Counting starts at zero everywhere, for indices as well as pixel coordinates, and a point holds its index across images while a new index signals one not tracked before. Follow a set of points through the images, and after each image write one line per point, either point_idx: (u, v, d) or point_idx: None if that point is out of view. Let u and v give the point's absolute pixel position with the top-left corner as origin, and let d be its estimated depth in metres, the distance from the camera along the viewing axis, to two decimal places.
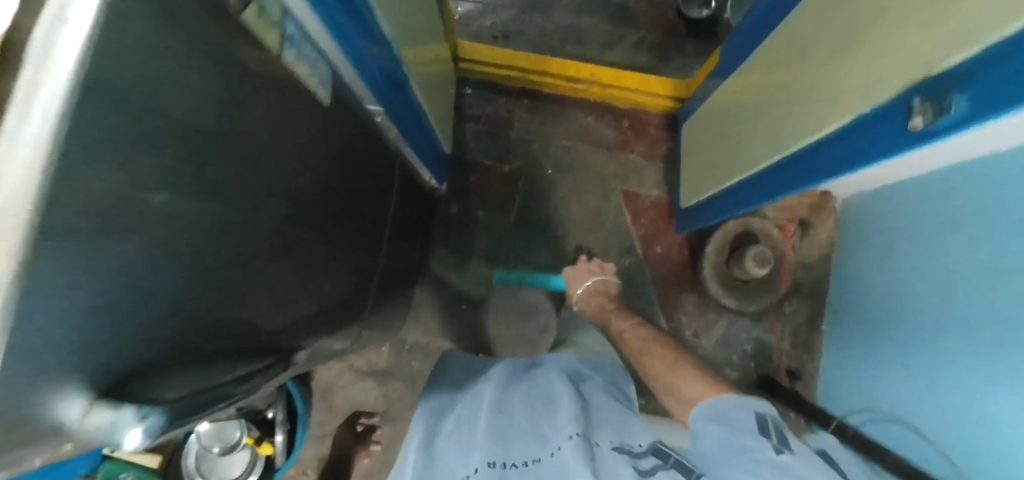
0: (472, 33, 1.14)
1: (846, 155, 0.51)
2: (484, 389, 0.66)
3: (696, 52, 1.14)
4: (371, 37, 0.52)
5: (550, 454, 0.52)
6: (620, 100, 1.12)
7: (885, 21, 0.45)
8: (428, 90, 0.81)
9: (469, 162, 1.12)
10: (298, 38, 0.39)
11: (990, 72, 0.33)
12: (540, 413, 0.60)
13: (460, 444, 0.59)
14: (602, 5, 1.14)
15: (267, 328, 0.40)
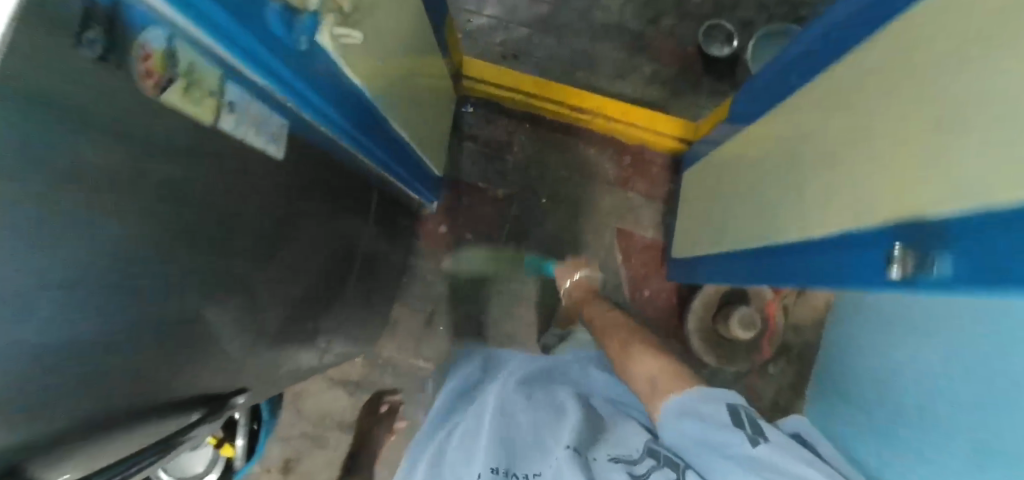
0: (481, 49, 1.12)
1: (818, 268, 0.45)
2: (489, 392, 0.71)
3: (709, 92, 1.11)
4: (344, 92, 0.49)
5: (551, 464, 0.60)
6: (623, 134, 1.09)
7: (886, 131, 0.38)
8: (417, 117, 0.80)
9: (463, 183, 1.11)
10: (240, 103, 0.35)
11: (972, 240, 0.28)
12: (541, 423, 0.66)
13: (467, 443, 0.64)
14: (619, 31, 1.10)
15: (203, 378, 0.44)
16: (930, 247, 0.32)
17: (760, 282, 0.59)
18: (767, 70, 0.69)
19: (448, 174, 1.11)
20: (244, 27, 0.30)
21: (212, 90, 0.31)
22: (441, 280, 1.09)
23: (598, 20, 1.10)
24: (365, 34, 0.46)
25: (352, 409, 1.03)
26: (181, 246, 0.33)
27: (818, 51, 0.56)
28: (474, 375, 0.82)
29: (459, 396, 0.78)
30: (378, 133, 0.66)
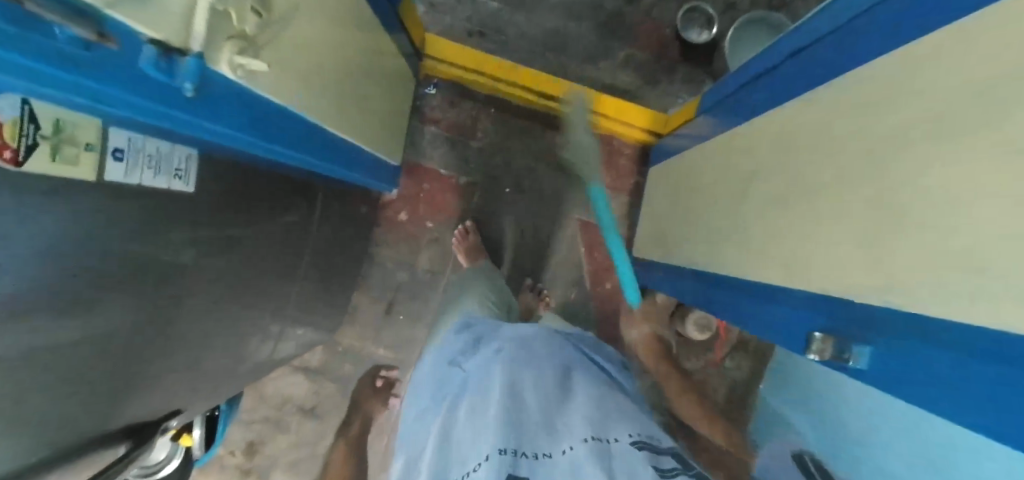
0: (446, 25, 1.05)
1: (767, 313, 0.48)
2: (491, 370, 0.60)
3: (685, 81, 1.07)
4: (270, 114, 0.49)
5: (565, 450, 0.48)
6: (593, 124, 1.05)
7: (830, 194, 0.39)
8: (360, 109, 0.75)
9: (424, 169, 1.07)
10: (130, 148, 0.37)
11: (902, 342, 0.31)
12: (551, 404, 0.54)
13: (469, 427, 0.53)
14: (593, 11, 1.04)
15: (91, 412, 0.44)
16: (848, 339, 0.37)
17: (707, 307, 0.63)
18: (744, 75, 0.68)
19: (409, 160, 1.06)
20: (133, 87, 0.30)
21: (88, 143, 0.33)
22: (401, 268, 1.07)
23: None
24: (272, 57, 0.46)
25: (313, 395, 1.05)
26: (26, 296, 0.31)
27: (781, 73, 0.56)
28: (468, 348, 0.72)
29: (452, 371, 0.68)
30: (320, 142, 0.63)
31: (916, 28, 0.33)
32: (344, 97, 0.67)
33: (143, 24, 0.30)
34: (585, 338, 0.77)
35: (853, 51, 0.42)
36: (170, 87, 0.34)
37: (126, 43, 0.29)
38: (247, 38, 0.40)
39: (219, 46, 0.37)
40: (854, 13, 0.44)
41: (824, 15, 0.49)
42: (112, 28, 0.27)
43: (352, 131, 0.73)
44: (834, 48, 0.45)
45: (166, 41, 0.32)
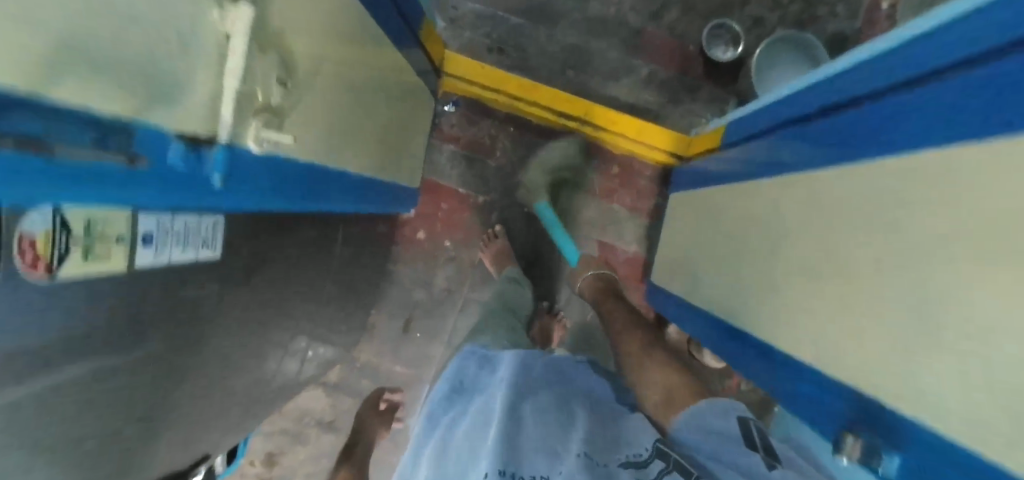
0: (464, 41, 1.03)
1: (792, 388, 0.48)
2: (494, 393, 0.61)
3: (709, 100, 1.03)
4: (298, 175, 0.49)
5: (559, 469, 0.46)
6: (612, 143, 1.01)
7: (863, 276, 0.38)
8: (379, 141, 0.73)
9: (440, 187, 1.05)
10: (158, 230, 0.36)
11: (932, 462, 0.30)
12: (549, 422, 0.53)
13: (469, 446, 0.53)
14: (614, 27, 1.01)
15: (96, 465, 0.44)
16: (876, 443, 0.36)
17: (730, 358, 0.62)
18: (774, 115, 0.66)
19: (425, 179, 1.05)
20: (162, 187, 0.30)
21: (117, 236, 0.32)
22: (417, 287, 1.06)
23: (594, 12, 1.01)
24: (296, 119, 0.45)
25: (331, 409, 1.07)
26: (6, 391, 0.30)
27: (811, 125, 0.55)
28: (473, 367, 0.72)
29: (455, 391, 0.69)
30: (345, 184, 0.63)
31: (950, 119, 0.33)
32: (364, 133, 0.66)
33: (172, 122, 0.30)
34: (586, 365, 0.73)
35: (889, 121, 0.41)
36: (202, 181, 0.34)
37: (155, 150, 0.29)
38: (274, 110, 0.40)
39: (247, 123, 0.37)
40: (893, 82, 0.43)
41: (863, 73, 0.48)
42: (141, 143, 0.28)
43: (370, 164, 0.72)
44: (869, 112, 0.45)
45: (195, 135, 0.32)
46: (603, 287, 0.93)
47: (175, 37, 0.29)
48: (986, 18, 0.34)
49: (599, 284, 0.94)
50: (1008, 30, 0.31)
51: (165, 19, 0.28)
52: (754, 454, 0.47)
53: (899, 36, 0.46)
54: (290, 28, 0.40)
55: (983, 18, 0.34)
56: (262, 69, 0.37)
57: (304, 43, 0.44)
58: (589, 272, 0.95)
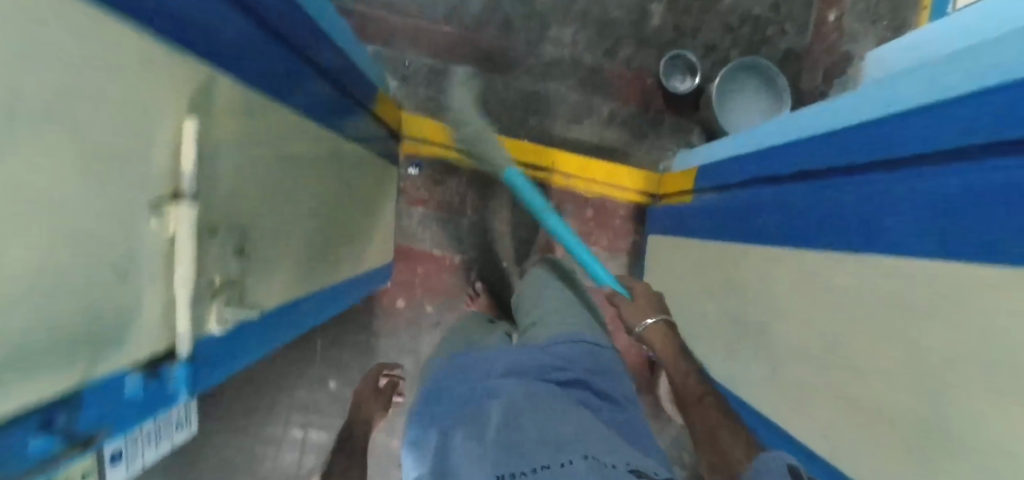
0: (422, 100, 1.01)
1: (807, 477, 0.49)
2: (480, 395, 0.50)
3: (674, 132, 1.03)
4: (266, 325, 0.47)
5: (565, 463, 0.38)
6: (586, 188, 1.01)
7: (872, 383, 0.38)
8: (345, 237, 0.71)
9: (416, 251, 1.02)
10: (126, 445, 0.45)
11: None
12: (549, 415, 0.45)
13: (464, 439, 0.45)
14: (571, 69, 1.02)
15: None
16: None
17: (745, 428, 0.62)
18: (750, 169, 0.67)
19: (398, 245, 1.02)
20: (117, 430, 0.28)
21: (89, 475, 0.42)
22: (404, 356, 1.03)
23: (549, 56, 1.02)
24: (260, 272, 0.44)
25: None
26: None
27: (788, 189, 0.57)
28: (451, 370, 0.59)
29: (431, 403, 0.55)
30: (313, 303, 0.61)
31: (948, 226, 0.34)
32: (328, 239, 0.64)
33: (125, 358, 0.29)
34: (579, 346, 0.60)
35: (888, 212, 0.41)
36: (167, 402, 0.32)
37: (106, 407, 0.27)
38: (233, 283, 0.38)
39: (207, 307, 0.35)
40: (878, 156, 0.44)
41: (841, 139, 0.49)
42: (91, 421, 0.26)
43: (337, 275, 0.70)
44: (860, 192, 0.45)
45: (151, 357, 0.32)
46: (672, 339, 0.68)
47: (112, 272, 0.26)
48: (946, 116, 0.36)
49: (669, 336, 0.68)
50: (990, 127, 0.32)
51: (97, 257, 0.25)
52: None
53: (854, 111, 0.49)
54: (240, 189, 0.38)
55: (955, 110, 0.36)
56: (215, 251, 0.34)
57: (257, 193, 0.42)
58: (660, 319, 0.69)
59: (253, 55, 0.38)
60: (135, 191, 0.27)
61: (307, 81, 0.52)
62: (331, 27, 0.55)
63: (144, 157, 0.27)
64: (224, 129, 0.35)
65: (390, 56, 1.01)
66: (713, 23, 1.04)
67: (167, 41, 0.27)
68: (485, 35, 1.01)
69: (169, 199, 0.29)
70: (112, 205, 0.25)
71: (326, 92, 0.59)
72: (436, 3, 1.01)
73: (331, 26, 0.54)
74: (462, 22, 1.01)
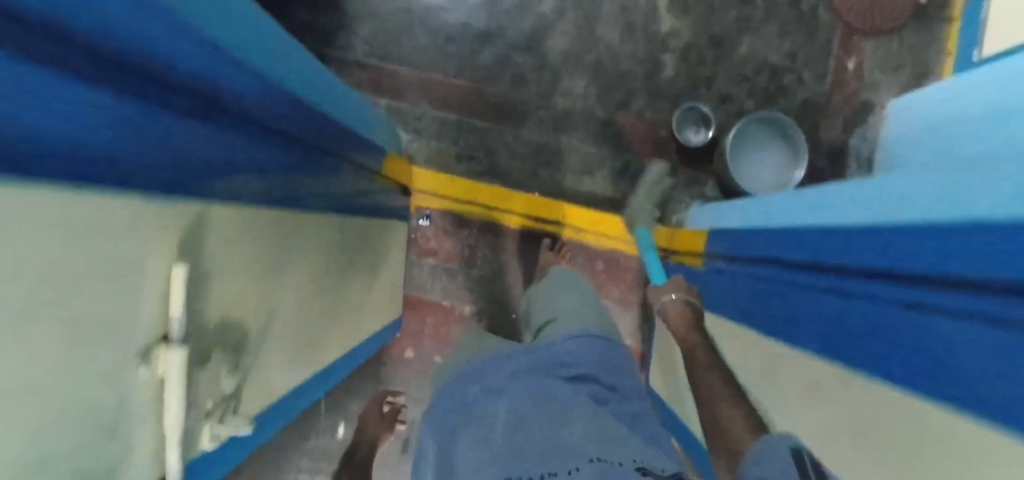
0: (433, 152, 1.02)
1: None
2: (489, 399, 0.49)
3: (687, 184, 1.02)
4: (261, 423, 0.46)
5: (572, 470, 0.37)
6: (597, 242, 1.01)
7: None
8: (351, 303, 0.71)
9: (426, 302, 1.02)
10: None
11: None
12: (554, 421, 0.43)
13: (468, 443, 0.43)
14: (582, 121, 1.02)
15: None
16: None
17: None
18: (762, 244, 0.65)
19: (408, 296, 1.02)
20: None
21: None
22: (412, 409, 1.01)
23: (560, 107, 1.02)
24: (258, 374, 0.43)
25: None
26: None
27: (800, 281, 0.55)
28: (461, 376, 0.58)
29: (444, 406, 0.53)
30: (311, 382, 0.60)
31: (944, 362, 0.32)
32: (332, 313, 0.64)
33: None
34: (587, 341, 0.60)
35: (892, 336, 0.38)
36: None
37: None
38: (229, 396, 0.37)
39: (199, 427, 0.34)
40: (890, 266, 0.41)
41: (853, 238, 0.47)
42: None
43: (343, 345, 0.71)
44: (869, 306, 0.42)
45: None
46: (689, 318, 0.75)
47: (96, 426, 0.26)
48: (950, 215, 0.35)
49: (685, 313, 0.75)
50: (992, 260, 0.30)
51: (81, 420, 0.25)
52: None
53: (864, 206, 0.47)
54: (235, 302, 0.38)
55: (961, 232, 0.33)
56: (209, 374, 0.34)
57: (259, 297, 0.42)
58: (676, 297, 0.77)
59: (237, 161, 0.38)
60: (123, 340, 0.27)
61: (303, 165, 0.52)
62: (325, 105, 0.56)
63: (133, 309, 0.27)
64: (216, 245, 0.35)
65: (403, 109, 1.03)
66: (728, 72, 1.02)
67: (153, 193, 0.27)
68: (497, 88, 1.02)
69: (159, 342, 0.29)
70: (97, 365, 0.25)
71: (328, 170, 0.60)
72: (448, 58, 1.03)
73: (322, 102, 0.55)
74: (473, 75, 1.02)
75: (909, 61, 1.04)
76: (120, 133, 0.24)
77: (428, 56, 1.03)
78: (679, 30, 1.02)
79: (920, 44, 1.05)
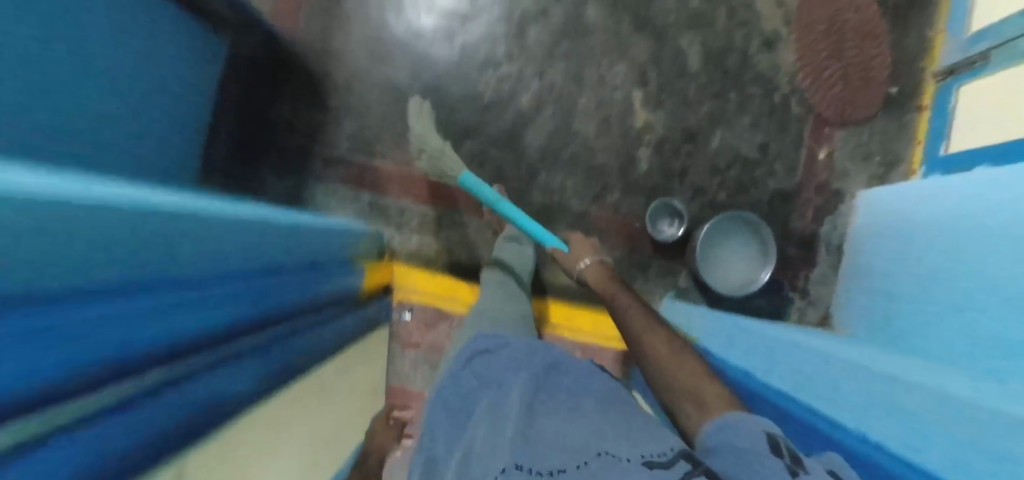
0: (414, 245, 1.06)
1: None
2: (502, 389, 0.57)
3: (660, 276, 1.06)
4: None
5: (579, 465, 0.43)
6: (573, 336, 1.01)
7: None
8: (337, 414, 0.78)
9: (408, 395, 1.03)
10: None
11: None
12: (564, 423, 0.51)
13: (488, 432, 0.51)
14: (560, 215, 1.05)
15: None
16: None
17: None
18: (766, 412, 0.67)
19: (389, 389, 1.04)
20: None
21: None
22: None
23: (538, 201, 1.05)
24: None
25: None
26: None
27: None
28: (469, 360, 0.67)
29: (459, 407, 0.60)
30: None
31: None
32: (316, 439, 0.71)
33: None
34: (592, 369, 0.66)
35: None
36: None
37: None
38: None
39: None
40: None
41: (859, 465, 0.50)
42: None
43: (342, 459, 0.79)
44: None
45: None
46: (606, 274, 0.86)
47: None
48: (965, 455, 0.41)
49: (602, 270, 0.86)
50: None
51: None
52: (776, 459, 0.39)
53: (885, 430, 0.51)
54: None
55: None
56: None
57: None
58: (592, 258, 0.88)
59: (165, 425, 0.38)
60: None
61: (251, 364, 0.54)
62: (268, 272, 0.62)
63: None
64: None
65: (383, 203, 1.06)
66: (701, 165, 1.05)
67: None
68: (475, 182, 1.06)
69: None
70: None
71: (296, 323, 0.67)
72: None
73: (274, 257, 0.62)
74: None
75: (878, 150, 1.07)
76: (58, 463, 0.26)
77: (410, 151, 1.06)
78: (653, 125, 1.05)
79: (890, 133, 1.07)
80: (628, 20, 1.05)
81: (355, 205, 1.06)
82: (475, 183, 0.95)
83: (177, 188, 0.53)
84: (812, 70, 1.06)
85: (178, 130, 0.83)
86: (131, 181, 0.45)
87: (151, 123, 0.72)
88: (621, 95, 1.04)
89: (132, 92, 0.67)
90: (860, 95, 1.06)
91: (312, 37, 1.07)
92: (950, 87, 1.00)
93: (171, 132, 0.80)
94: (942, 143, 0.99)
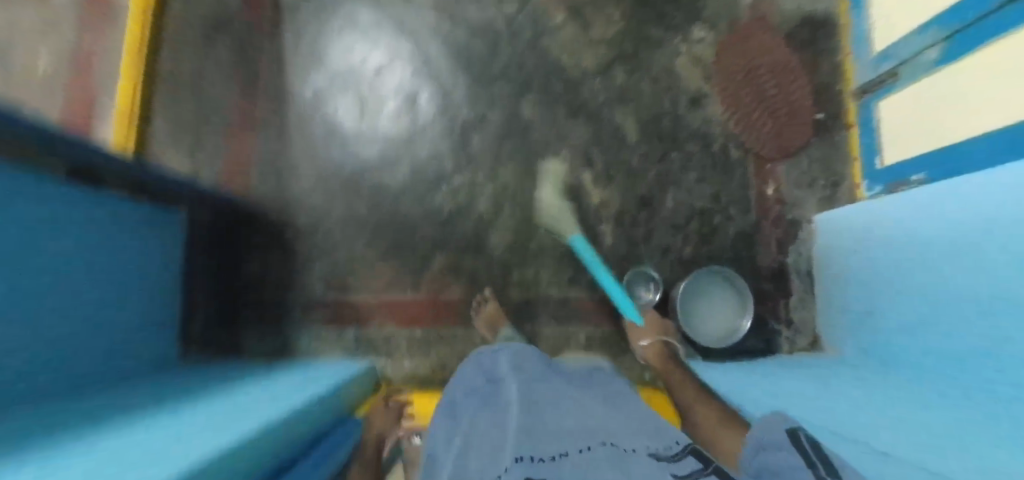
0: (408, 369, 1.08)
1: None
2: (509, 385, 0.57)
3: None
4: None
5: (582, 450, 0.40)
6: None
7: None
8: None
9: None
10: None
11: None
12: (565, 417, 0.48)
13: (487, 431, 0.48)
14: (541, 306, 1.08)
15: None
16: None
17: None
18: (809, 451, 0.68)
19: None
20: None
21: None
22: None
23: (518, 297, 1.08)
24: None
25: None
26: None
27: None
28: (472, 385, 0.65)
29: (458, 416, 0.60)
30: None
31: None
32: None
33: None
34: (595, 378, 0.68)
35: None
36: None
37: None
38: None
39: None
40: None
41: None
42: None
43: None
44: None
45: None
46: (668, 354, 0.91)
47: None
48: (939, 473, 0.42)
49: (664, 351, 0.91)
50: None
51: None
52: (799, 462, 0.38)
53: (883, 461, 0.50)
54: None
55: None
56: None
57: None
58: (657, 338, 0.93)
59: None
60: None
61: None
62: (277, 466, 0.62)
63: None
64: None
65: (370, 334, 1.08)
66: (662, 227, 1.10)
67: None
68: (453, 292, 1.08)
69: None
70: None
71: None
72: (404, 274, 1.09)
73: (277, 455, 0.62)
74: (430, 286, 1.08)
75: (822, 175, 1.12)
76: None
77: (384, 276, 1.09)
78: (609, 200, 1.09)
79: (828, 156, 1.12)
80: (562, 108, 1.10)
81: (343, 342, 1.08)
82: (585, 250, 0.98)
83: (158, 428, 0.55)
84: (741, 115, 1.12)
85: (121, 318, 0.82)
86: (124, 441, 0.47)
87: (85, 337, 0.70)
88: (572, 178, 1.09)
89: (62, 320, 0.65)
90: (791, 128, 1.12)
91: (268, 190, 1.10)
92: (872, 104, 1.04)
93: (110, 326, 0.78)
94: (876, 155, 1.03)
